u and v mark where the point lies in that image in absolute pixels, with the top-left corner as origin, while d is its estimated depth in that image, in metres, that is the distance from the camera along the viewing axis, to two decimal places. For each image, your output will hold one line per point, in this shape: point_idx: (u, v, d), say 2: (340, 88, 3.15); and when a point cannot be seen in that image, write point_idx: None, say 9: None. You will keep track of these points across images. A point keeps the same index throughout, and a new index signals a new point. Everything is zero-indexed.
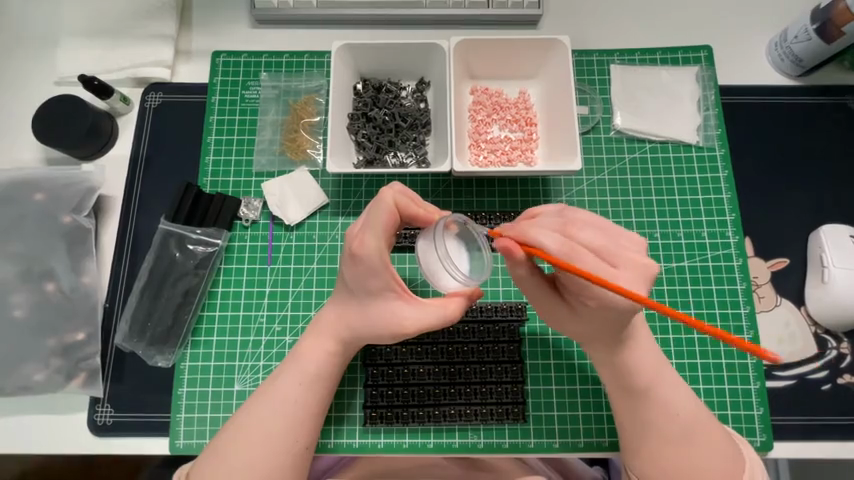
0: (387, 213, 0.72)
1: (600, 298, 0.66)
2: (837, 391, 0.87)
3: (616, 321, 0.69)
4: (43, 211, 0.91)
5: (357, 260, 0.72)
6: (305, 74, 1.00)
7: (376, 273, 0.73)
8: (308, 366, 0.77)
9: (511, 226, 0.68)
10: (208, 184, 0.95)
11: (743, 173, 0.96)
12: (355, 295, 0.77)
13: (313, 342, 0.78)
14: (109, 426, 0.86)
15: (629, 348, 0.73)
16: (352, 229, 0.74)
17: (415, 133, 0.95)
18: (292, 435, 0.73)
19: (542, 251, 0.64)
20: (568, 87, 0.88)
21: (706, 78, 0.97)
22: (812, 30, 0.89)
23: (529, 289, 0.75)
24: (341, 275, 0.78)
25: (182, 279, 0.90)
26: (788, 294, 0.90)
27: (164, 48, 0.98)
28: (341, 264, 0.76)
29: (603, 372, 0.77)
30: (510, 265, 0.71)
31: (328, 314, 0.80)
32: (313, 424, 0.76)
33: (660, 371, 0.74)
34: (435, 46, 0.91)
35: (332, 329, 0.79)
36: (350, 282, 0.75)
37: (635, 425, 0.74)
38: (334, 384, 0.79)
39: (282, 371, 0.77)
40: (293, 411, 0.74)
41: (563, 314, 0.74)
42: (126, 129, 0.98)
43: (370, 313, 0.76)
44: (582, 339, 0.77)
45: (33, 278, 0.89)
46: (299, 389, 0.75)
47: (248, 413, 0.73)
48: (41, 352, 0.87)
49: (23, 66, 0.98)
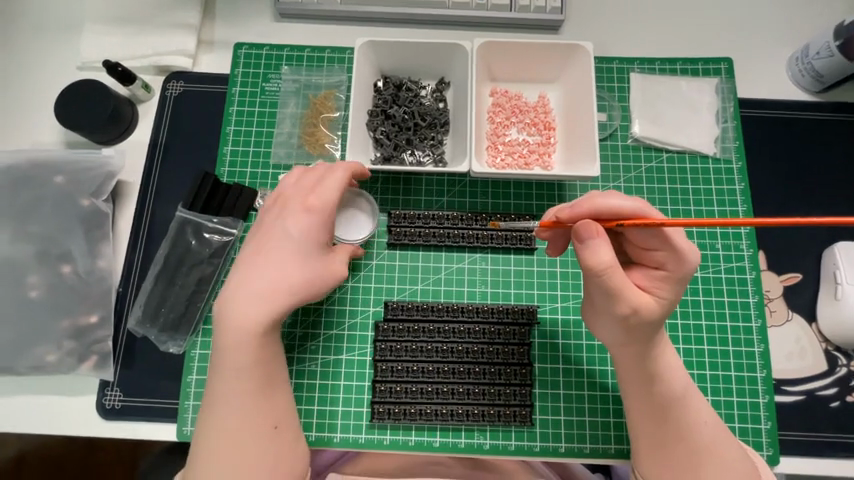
0: (343, 171, 0.79)
1: (676, 264, 0.71)
2: (845, 408, 0.87)
3: (676, 305, 0.73)
4: (62, 194, 0.91)
5: (315, 211, 0.75)
6: (326, 70, 1.00)
7: (328, 225, 0.77)
8: (242, 353, 0.70)
9: (570, 207, 0.73)
10: (225, 174, 0.96)
11: (761, 186, 0.95)
12: (298, 251, 0.74)
13: (234, 318, 0.70)
14: (117, 410, 0.87)
15: (661, 353, 0.75)
16: (299, 188, 0.77)
17: (434, 132, 0.95)
18: (258, 411, 0.71)
19: (620, 211, 0.69)
20: (589, 93, 0.89)
21: (726, 90, 0.97)
22: (835, 46, 0.89)
23: (610, 278, 0.68)
24: (281, 227, 0.75)
25: (196, 267, 0.91)
26: (799, 309, 0.91)
27: (188, 38, 0.98)
28: (288, 216, 0.75)
29: (626, 375, 0.77)
30: (592, 251, 0.68)
31: (244, 283, 0.71)
32: (270, 401, 0.72)
33: (683, 377, 0.75)
34: (457, 46, 0.92)
35: (267, 295, 0.71)
36: (298, 235, 0.74)
37: (656, 427, 0.74)
38: (277, 353, 0.74)
39: (224, 361, 0.70)
40: (247, 397, 0.70)
41: (636, 307, 0.69)
42: (146, 117, 0.98)
43: (310, 275, 0.74)
44: (632, 336, 0.73)
45: (50, 260, 0.90)
46: (238, 380, 0.70)
47: (215, 405, 0.70)
48: (54, 333, 0.88)
49: (47, 50, 0.99)
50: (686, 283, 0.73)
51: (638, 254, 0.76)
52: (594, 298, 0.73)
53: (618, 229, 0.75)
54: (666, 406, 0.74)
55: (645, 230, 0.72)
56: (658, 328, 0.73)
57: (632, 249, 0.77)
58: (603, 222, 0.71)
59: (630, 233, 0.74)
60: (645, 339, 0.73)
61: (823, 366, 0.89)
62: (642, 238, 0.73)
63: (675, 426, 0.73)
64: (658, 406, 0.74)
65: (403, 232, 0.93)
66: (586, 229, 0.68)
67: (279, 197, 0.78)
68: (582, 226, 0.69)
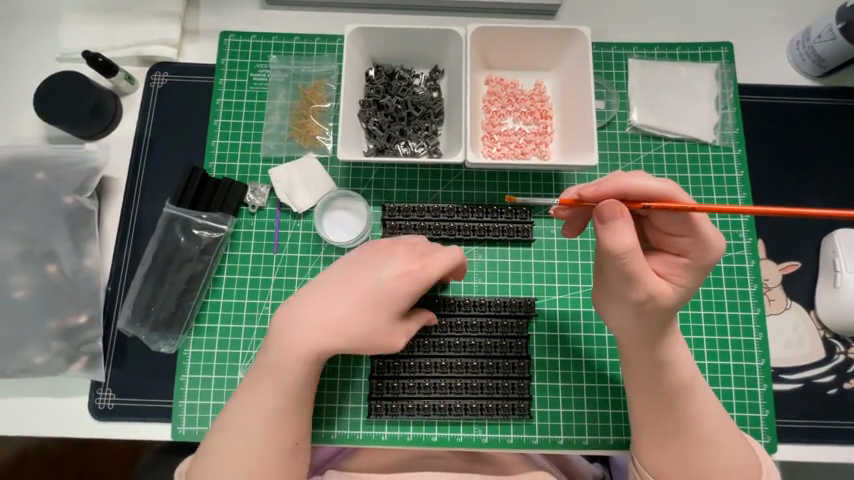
0: (449, 256, 0.78)
1: (699, 252, 0.70)
2: (842, 396, 0.87)
3: (692, 293, 0.72)
4: (46, 191, 0.89)
5: (412, 281, 0.74)
6: (315, 59, 0.97)
7: (415, 296, 0.76)
8: (286, 370, 0.71)
9: (593, 186, 0.70)
10: (214, 168, 0.93)
11: (760, 173, 0.94)
12: (378, 307, 0.73)
13: (295, 337, 0.71)
14: (109, 411, 0.85)
15: (671, 341, 0.73)
16: (405, 255, 0.76)
17: (428, 123, 0.93)
18: (284, 431, 0.71)
19: (647, 193, 0.68)
20: (587, 81, 0.86)
21: (725, 76, 0.95)
22: (837, 29, 0.87)
23: (629, 262, 0.66)
24: (374, 277, 0.73)
25: (186, 264, 0.89)
26: (797, 297, 0.91)
27: (170, 27, 0.94)
28: (388, 271, 0.74)
29: (634, 363, 0.76)
30: (612, 233, 0.66)
31: (318, 307, 0.72)
32: (296, 421, 0.73)
33: (692, 367, 0.74)
34: (451, 33, 0.89)
35: (332, 331, 0.71)
36: (386, 296, 0.73)
37: (664, 418, 0.73)
38: (316, 376, 0.74)
39: (265, 372, 0.72)
40: (275, 415, 0.71)
41: (652, 293, 0.68)
42: (130, 110, 0.95)
43: (376, 334, 0.73)
44: (644, 324, 0.71)
45: (35, 259, 0.87)
46: (273, 395, 0.71)
47: (242, 414, 0.71)
48: (42, 334, 0.86)
49: (25, 41, 0.96)
50: (706, 271, 0.72)
51: (659, 239, 0.75)
52: (607, 280, 0.72)
53: (643, 211, 0.73)
54: (673, 396, 0.73)
55: (672, 214, 0.70)
56: (671, 316, 0.71)
57: (653, 233, 0.76)
58: (628, 202, 0.69)
59: (655, 218, 0.72)
60: (657, 327, 0.72)
61: (821, 354, 0.88)
62: (668, 223, 0.72)
63: (680, 415, 0.72)
64: (666, 396, 0.73)
65: (398, 225, 0.90)
66: (609, 209, 0.66)
67: (384, 244, 0.78)
68: (605, 206, 0.67)
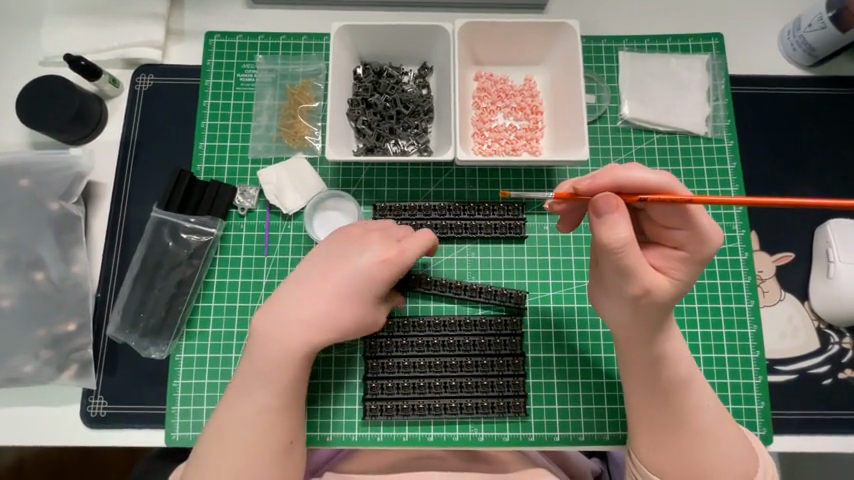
0: (422, 238, 0.79)
1: (695, 244, 0.70)
2: (837, 386, 0.87)
3: (689, 288, 0.72)
4: (31, 198, 0.87)
5: (389, 265, 0.75)
6: (302, 58, 0.96)
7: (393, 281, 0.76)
8: (273, 368, 0.71)
9: (589, 179, 0.70)
10: (202, 170, 0.92)
11: (753, 165, 0.93)
12: (355, 294, 0.74)
13: (279, 333, 0.71)
14: (101, 419, 0.84)
15: (668, 337, 0.73)
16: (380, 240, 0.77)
17: (417, 120, 0.92)
18: (276, 429, 0.71)
19: (644, 185, 0.67)
20: (577, 75, 0.85)
21: (716, 67, 0.95)
22: (827, 18, 0.87)
23: (624, 255, 0.65)
24: (351, 265, 0.74)
25: (175, 269, 0.88)
26: (791, 289, 0.91)
27: (155, 28, 0.93)
28: (364, 258, 0.75)
29: (630, 358, 0.75)
30: (607, 228, 0.65)
31: (297, 301, 0.72)
32: (289, 418, 0.72)
33: (689, 360, 0.74)
34: (439, 29, 0.88)
35: (312, 322, 0.72)
36: (364, 282, 0.74)
37: (659, 410, 0.73)
38: (305, 372, 0.74)
39: (253, 371, 0.71)
40: (266, 413, 0.71)
41: (648, 288, 0.68)
42: (116, 114, 0.94)
43: (354, 321, 0.74)
44: (640, 319, 0.71)
45: (20, 267, 0.86)
46: (262, 394, 0.71)
47: (232, 416, 0.71)
48: (31, 343, 0.85)
49: (6, 44, 0.94)
50: (704, 265, 0.71)
51: (656, 233, 0.74)
52: (603, 275, 0.71)
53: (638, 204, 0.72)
54: (669, 391, 0.72)
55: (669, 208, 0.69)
56: (667, 311, 0.71)
57: (650, 227, 0.75)
58: (624, 195, 0.69)
59: (652, 211, 0.72)
60: (653, 322, 0.71)
61: (815, 345, 0.88)
62: (665, 217, 0.71)
63: (676, 409, 0.72)
64: (662, 392, 0.73)
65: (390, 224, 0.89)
66: (605, 203, 0.66)
67: (360, 231, 0.78)
68: (601, 199, 0.66)
